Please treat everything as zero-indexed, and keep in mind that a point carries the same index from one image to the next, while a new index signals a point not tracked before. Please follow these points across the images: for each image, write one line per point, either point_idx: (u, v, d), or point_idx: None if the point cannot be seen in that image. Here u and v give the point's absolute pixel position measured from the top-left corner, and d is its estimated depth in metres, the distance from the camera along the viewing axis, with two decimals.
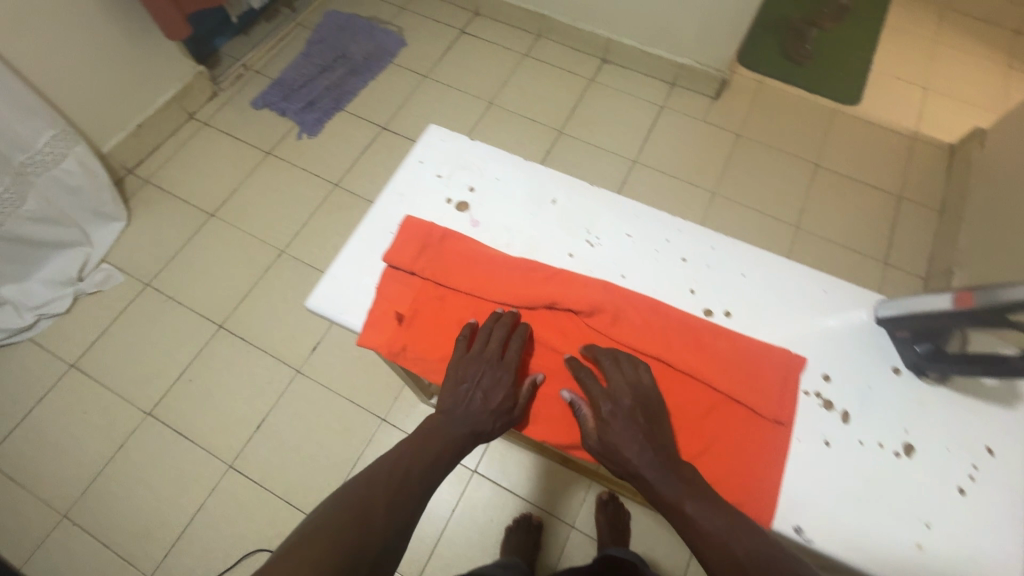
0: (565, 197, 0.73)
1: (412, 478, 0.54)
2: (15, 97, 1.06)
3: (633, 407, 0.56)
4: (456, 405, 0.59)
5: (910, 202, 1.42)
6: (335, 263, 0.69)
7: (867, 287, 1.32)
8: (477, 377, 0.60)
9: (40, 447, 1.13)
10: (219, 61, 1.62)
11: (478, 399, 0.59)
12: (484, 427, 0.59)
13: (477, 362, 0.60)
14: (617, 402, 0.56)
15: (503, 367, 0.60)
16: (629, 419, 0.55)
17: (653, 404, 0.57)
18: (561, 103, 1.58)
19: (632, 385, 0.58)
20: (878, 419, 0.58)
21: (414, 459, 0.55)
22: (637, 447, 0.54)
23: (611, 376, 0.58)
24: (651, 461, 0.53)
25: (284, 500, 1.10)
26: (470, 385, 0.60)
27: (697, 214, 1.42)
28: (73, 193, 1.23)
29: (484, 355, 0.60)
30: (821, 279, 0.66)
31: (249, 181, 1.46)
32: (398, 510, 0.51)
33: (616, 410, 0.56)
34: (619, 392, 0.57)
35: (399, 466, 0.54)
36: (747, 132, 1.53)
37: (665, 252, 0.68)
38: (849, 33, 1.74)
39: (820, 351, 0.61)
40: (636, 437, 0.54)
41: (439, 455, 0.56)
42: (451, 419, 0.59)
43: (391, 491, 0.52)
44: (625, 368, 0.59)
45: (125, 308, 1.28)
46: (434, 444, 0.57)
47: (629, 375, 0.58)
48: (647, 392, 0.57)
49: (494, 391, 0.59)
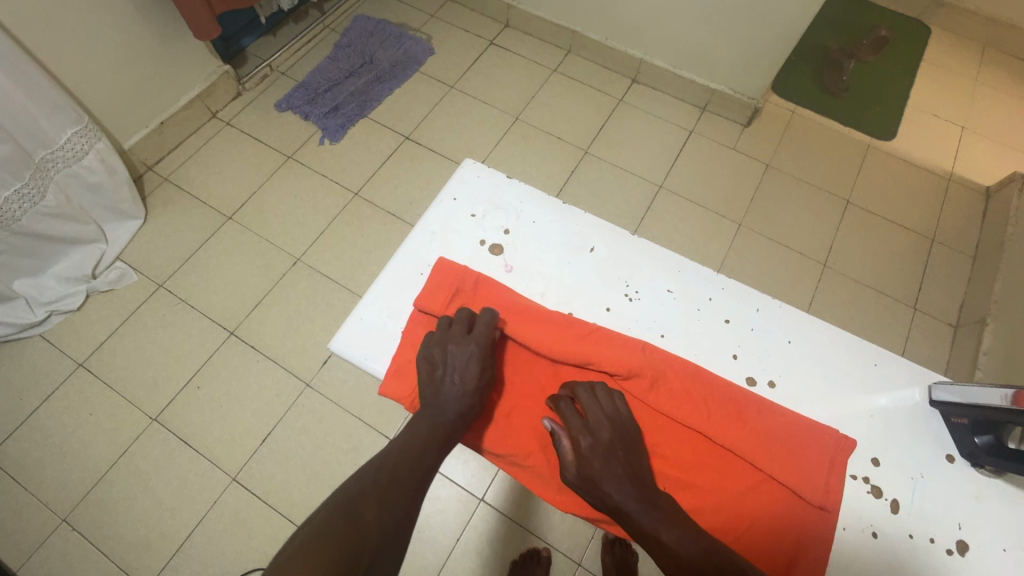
0: (604, 245, 0.74)
1: (400, 473, 0.54)
2: (41, 91, 1.04)
3: (610, 442, 0.59)
4: (435, 392, 0.62)
5: (943, 245, 1.38)
6: (362, 305, 0.71)
7: (895, 331, 1.27)
8: (450, 360, 0.64)
9: (43, 448, 1.12)
10: (245, 60, 1.61)
11: (454, 381, 0.63)
12: (469, 405, 0.62)
13: (445, 345, 0.65)
14: (597, 436, 0.60)
15: (471, 341, 0.65)
16: (608, 454, 0.59)
17: (628, 436, 0.61)
18: (588, 122, 1.55)
19: (608, 415, 0.62)
20: (932, 511, 0.58)
21: (400, 458, 0.56)
22: (620, 480, 0.57)
23: (590, 409, 0.62)
24: (632, 494, 0.56)
25: (286, 517, 1.08)
26: (442, 372, 0.63)
27: (724, 244, 1.37)
28: (93, 190, 1.22)
29: (449, 335, 0.65)
30: (872, 352, 0.66)
31: (269, 186, 1.44)
32: (389, 507, 0.50)
33: (596, 443, 0.59)
34: (596, 424, 0.60)
35: (386, 468, 0.54)
36: (776, 163, 1.49)
37: (706, 312, 0.70)
38: (885, 66, 1.70)
39: (871, 432, 0.62)
40: (616, 468, 0.58)
41: (427, 444, 0.58)
42: (434, 408, 0.61)
43: (383, 486, 0.52)
44: (598, 400, 0.63)
45: (137, 308, 1.27)
46: (420, 443, 0.58)
47: (606, 405, 0.62)
48: (622, 425, 0.61)
49: (468, 367, 0.64)
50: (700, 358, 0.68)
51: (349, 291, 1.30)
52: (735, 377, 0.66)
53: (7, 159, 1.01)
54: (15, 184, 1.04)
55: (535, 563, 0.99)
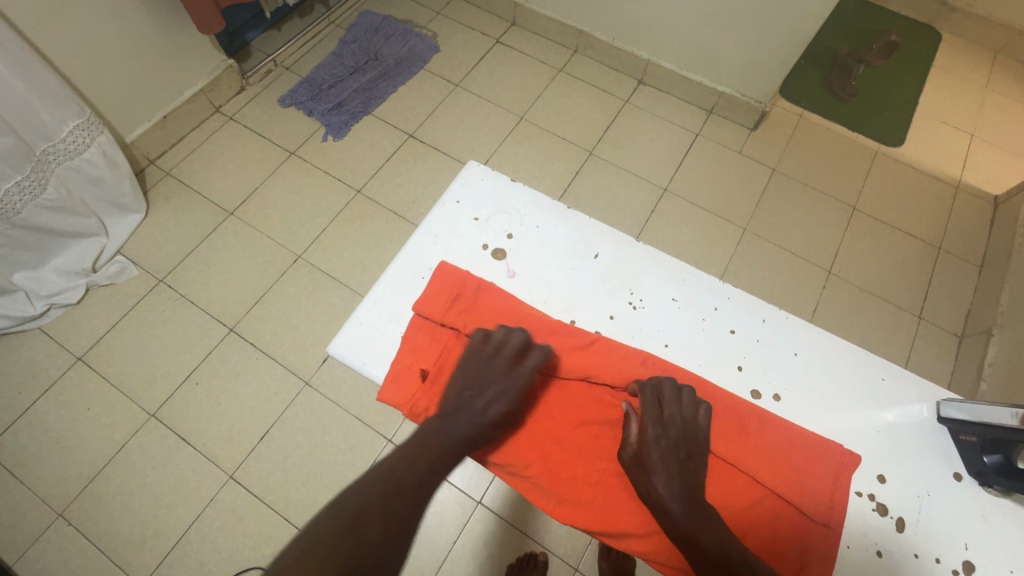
0: (608, 252, 0.73)
1: (406, 485, 0.52)
2: (43, 84, 1.04)
3: (678, 441, 0.59)
4: (457, 410, 0.61)
5: (949, 254, 1.37)
6: (362, 309, 0.70)
7: (899, 339, 1.26)
8: (483, 387, 0.63)
9: (41, 441, 1.11)
10: (249, 55, 1.60)
11: (478, 409, 0.62)
12: (480, 437, 0.61)
13: (483, 368, 0.64)
14: (667, 431, 0.59)
15: (513, 377, 0.64)
16: (670, 450, 0.59)
17: (698, 442, 0.60)
18: (594, 123, 1.54)
19: (683, 418, 0.60)
20: (939, 531, 0.58)
21: (407, 469, 0.53)
22: (670, 478, 0.57)
23: (670, 405, 0.61)
24: (677, 494, 0.57)
25: (283, 516, 1.07)
26: (473, 394, 0.62)
27: (728, 249, 1.36)
28: (95, 183, 1.21)
29: (494, 362, 0.64)
30: (879, 366, 0.66)
31: (271, 181, 1.43)
32: (393, 520, 0.48)
33: (662, 437, 0.59)
34: (670, 422, 0.60)
35: (393, 477, 0.52)
36: (783, 168, 1.48)
37: (712, 322, 0.69)
38: (895, 71, 1.69)
39: (876, 449, 0.61)
40: (671, 466, 0.58)
41: (438, 458, 0.56)
42: (449, 423, 0.60)
43: (388, 497, 0.50)
44: (681, 402, 0.61)
45: (137, 303, 1.26)
46: (427, 455, 0.56)
47: (686, 410, 0.61)
48: (694, 429, 0.60)
49: (497, 403, 0.62)
50: (704, 369, 0.67)
51: (349, 289, 1.30)
52: (740, 389, 0.66)
53: (8, 152, 1.00)
54: (15, 176, 1.04)
55: (532, 567, 0.98)
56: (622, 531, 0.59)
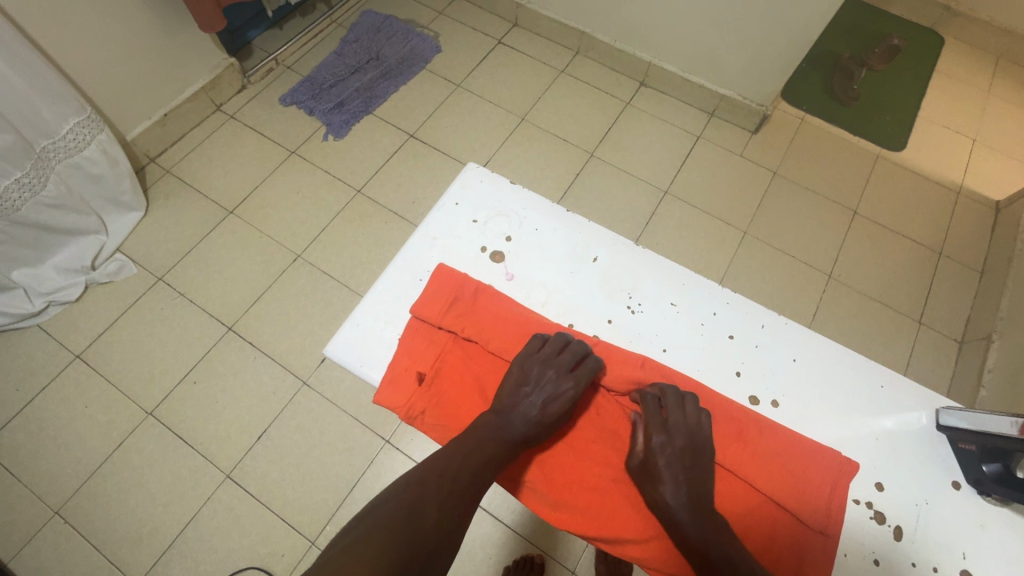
0: (607, 255, 0.73)
1: (462, 478, 0.55)
2: (45, 81, 1.03)
3: (684, 449, 0.58)
4: (512, 407, 0.61)
5: (950, 259, 1.36)
6: (359, 310, 0.70)
7: (898, 344, 1.26)
8: (541, 382, 0.62)
9: (38, 439, 1.11)
10: (251, 54, 1.60)
11: (535, 406, 0.61)
12: (534, 435, 0.60)
13: (542, 366, 0.63)
14: (672, 439, 0.59)
15: (572, 379, 0.62)
16: (677, 459, 0.58)
17: (704, 449, 0.59)
18: (595, 125, 1.53)
19: (687, 424, 0.60)
20: (937, 540, 0.57)
21: (464, 464, 0.56)
22: (678, 487, 0.57)
23: (674, 412, 0.60)
24: (686, 503, 0.56)
25: (279, 516, 1.07)
26: (530, 391, 0.61)
27: (728, 253, 1.35)
28: (95, 181, 1.21)
29: (553, 362, 0.63)
30: (879, 373, 0.65)
31: (271, 180, 1.43)
32: (448, 512, 0.52)
33: (667, 445, 0.58)
34: (674, 428, 0.59)
35: (449, 470, 0.55)
36: (784, 171, 1.47)
37: (711, 327, 0.69)
38: (897, 75, 1.68)
39: (873, 456, 0.61)
40: (678, 475, 0.57)
41: (493, 455, 0.57)
42: (502, 420, 0.60)
43: (444, 489, 0.53)
44: (682, 408, 0.61)
45: (136, 301, 1.26)
46: (483, 451, 0.57)
47: (690, 416, 0.60)
48: (700, 434, 0.60)
49: (554, 403, 0.61)
50: (702, 374, 0.67)
51: (349, 289, 1.29)
52: (738, 395, 0.65)
53: (8, 149, 1.00)
54: (16, 173, 1.04)
55: (528, 570, 0.97)
56: (618, 537, 0.59)
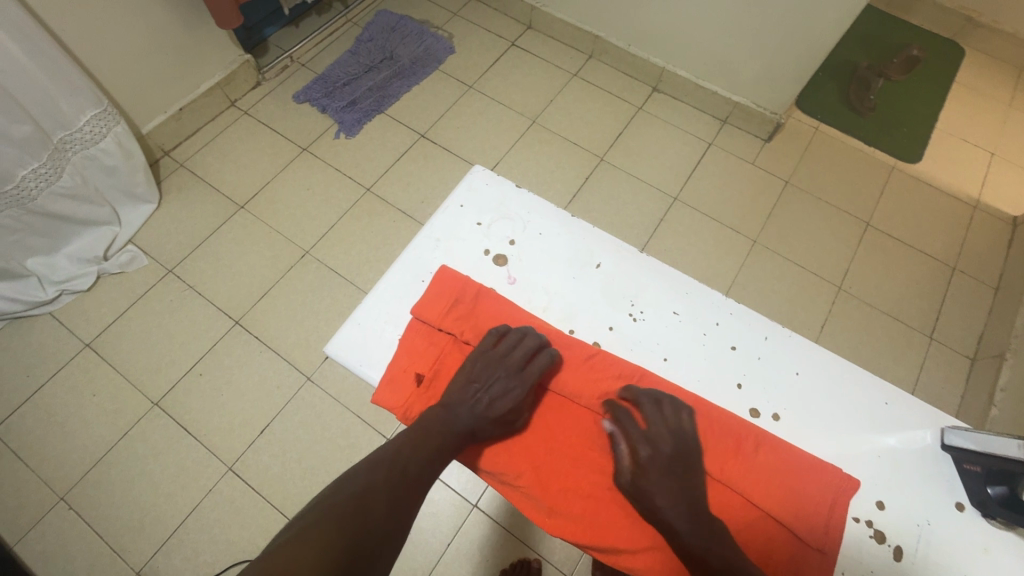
0: (610, 262, 0.73)
1: (410, 470, 0.57)
2: (62, 73, 1.05)
3: (671, 456, 0.58)
4: (460, 404, 0.62)
5: (964, 274, 1.34)
6: (361, 309, 0.70)
7: (908, 359, 1.24)
8: (489, 381, 0.62)
9: (47, 426, 1.13)
10: (266, 51, 1.62)
11: (484, 403, 0.61)
12: (484, 430, 0.61)
13: (494, 366, 0.63)
14: (657, 448, 0.59)
15: (521, 377, 0.63)
16: (667, 468, 0.58)
17: (691, 457, 0.59)
18: (606, 129, 1.53)
19: (670, 430, 0.60)
20: (937, 561, 0.57)
21: (411, 455, 0.58)
22: (672, 495, 0.56)
23: (654, 421, 0.60)
24: (682, 513, 0.55)
25: (279, 510, 1.08)
26: (479, 388, 0.62)
27: (736, 261, 1.34)
28: (109, 173, 1.23)
29: (505, 361, 0.64)
30: (883, 389, 0.64)
31: (282, 176, 1.44)
32: (396, 502, 0.54)
33: (655, 455, 0.59)
34: (656, 437, 0.59)
35: (398, 463, 0.57)
36: (797, 180, 1.46)
37: (713, 338, 0.68)
38: (915, 86, 1.66)
39: (876, 474, 0.60)
40: (671, 483, 0.57)
41: (439, 447, 0.59)
42: (451, 415, 0.61)
43: (392, 482, 0.55)
44: (666, 413, 0.61)
45: (146, 293, 1.28)
46: (431, 445, 0.59)
47: (671, 422, 0.61)
48: (684, 438, 0.60)
49: (501, 400, 0.62)
50: (702, 384, 0.66)
51: (355, 286, 1.30)
52: (739, 408, 0.65)
53: (26, 139, 1.03)
54: (32, 162, 1.06)
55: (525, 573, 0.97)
56: (614, 545, 0.58)
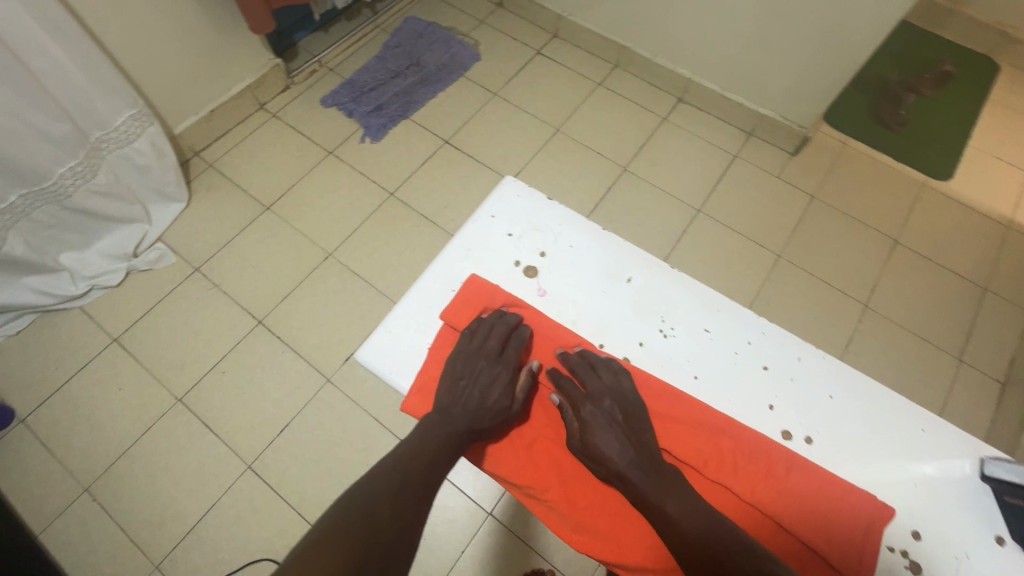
0: (641, 276, 0.73)
1: (413, 477, 0.58)
2: (100, 74, 1.08)
3: (611, 408, 0.63)
4: (454, 403, 0.64)
5: (995, 295, 1.31)
6: (391, 316, 0.71)
7: (936, 381, 1.21)
8: (476, 375, 0.66)
9: (74, 418, 1.15)
10: (296, 55, 1.65)
11: (475, 397, 0.64)
12: (481, 423, 0.63)
13: (475, 359, 0.66)
14: (598, 403, 0.63)
15: (501, 363, 0.67)
16: (608, 419, 0.62)
17: (630, 407, 0.63)
18: (630, 139, 1.52)
19: (610, 387, 0.64)
20: None
21: (413, 463, 0.59)
22: (616, 447, 0.60)
23: (591, 379, 0.64)
24: (632, 462, 0.59)
25: (295, 510, 1.09)
26: (466, 384, 0.65)
27: (759, 275, 1.33)
28: (141, 172, 1.26)
29: (483, 351, 0.67)
30: (919, 416, 0.63)
31: (308, 179, 1.46)
32: (402, 508, 0.55)
33: (596, 411, 0.63)
34: (598, 395, 0.63)
35: (402, 470, 0.58)
36: (823, 195, 1.44)
37: (745, 356, 0.68)
38: (948, 103, 1.63)
39: (915, 506, 0.59)
40: (616, 437, 0.61)
41: (438, 451, 0.61)
42: (447, 417, 0.63)
43: (396, 490, 0.56)
44: (604, 373, 0.65)
45: (172, 290, 1.30)
46: (433, 448, 0.61)
47: (608, 379, 0.64)
48: (624, 394, 0.64)
49: (490, 389, 0.65)
50: (732, 404, 0.65)
51: (376, 289, 1.31)
52: (770, 429, 0.64)
53: (63, 137, 1.06)
54: (68, 161, 1.10)
55: None
56: (639, 564, 0.58)
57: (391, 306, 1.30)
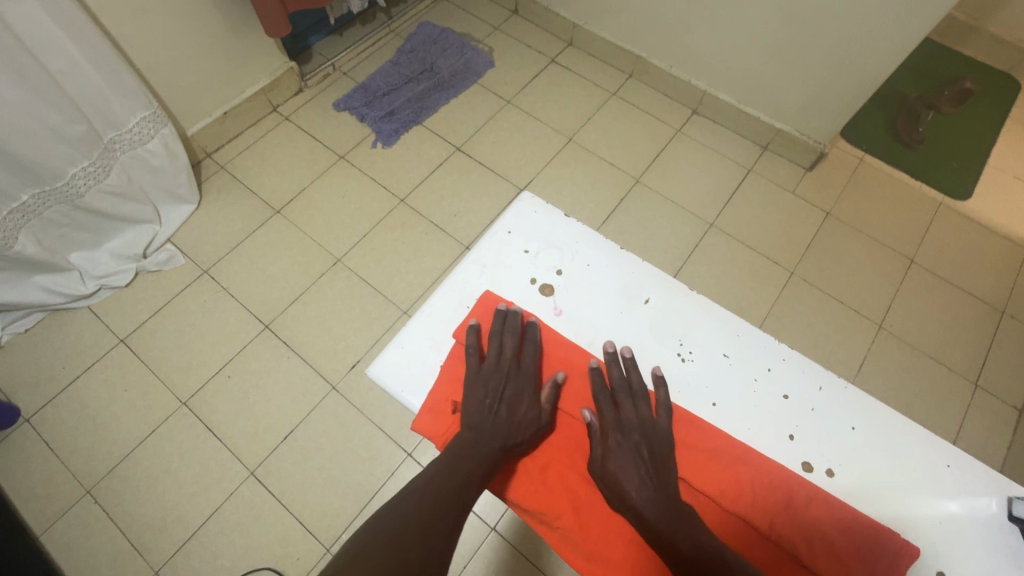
0: (658, 298, 0.71)
1: (444, 499, 0.57)
2: (117, 76, 1.08)
3: (639, 441, 0.62)
4: (483, 420, 0.63)
5: (1013, 318, 1.28)
6: (404, 332, 0.70)
7: (951, 405, 1.18)
8: (502, 395, 0.65)
9: (79, 418, 1.15)
10: (310, 58, 1.65)
11: (504, 411, 0.64)
12: (515, 438, 0.62)
13: (496, 375, 0.67)
14: (627, 434, 0.62)
15: (521, 375, 0.67)
16: (636, 450, 0.61)
17: (660, 444, 0.62)
18: (644, 150, 1.51)
19: (641, 420, 0.63)
20: None
21: (444, 485, 0.58)
22: (638, 478, 0.59)
23: (625, 406, 0.64)
24: (651, 500, 0.57)
25: (298, 519, 1.07)
26: (494, 403, 0.65)
27: (772, 292, 1.31)
28: (154, 172, 1.26)
29: (501, 366, 0.67)
30: (944, 451, 0.61)
31: (318, 184, 1.46)
32: (431, 535, 0.54)
33: (624, 441, 0.62)
34: (628, 425, 0.63)
35: (433, 492, 0.57)
36: (838, 212, 1.42)
37: (765, 384, 0.66)
38: (966, 121, 1.61)
39: (937, 542, 0.57)
40: (640, 467, 0.60)
41: (469, 474, 0.59)
42: (480, 435, 0.62)
43: (425, 517, 0.55)
44: (637, 403, 0.64)
45: (180, 292, 1.30)
46: (464, 467, 0.59)
47: (643, 412, 0.64)
48: (655, 431, 0.63)
49: (519, 407, 0.65)
50: (752, 434, 0.64)
51: (384, 297, 1.30)
52: (790, 460, 0.62)
53: (78, 138, 1.06)
54: (82, 161, 1.10)
55: None
56: None
57: (399, 313, 1.29)
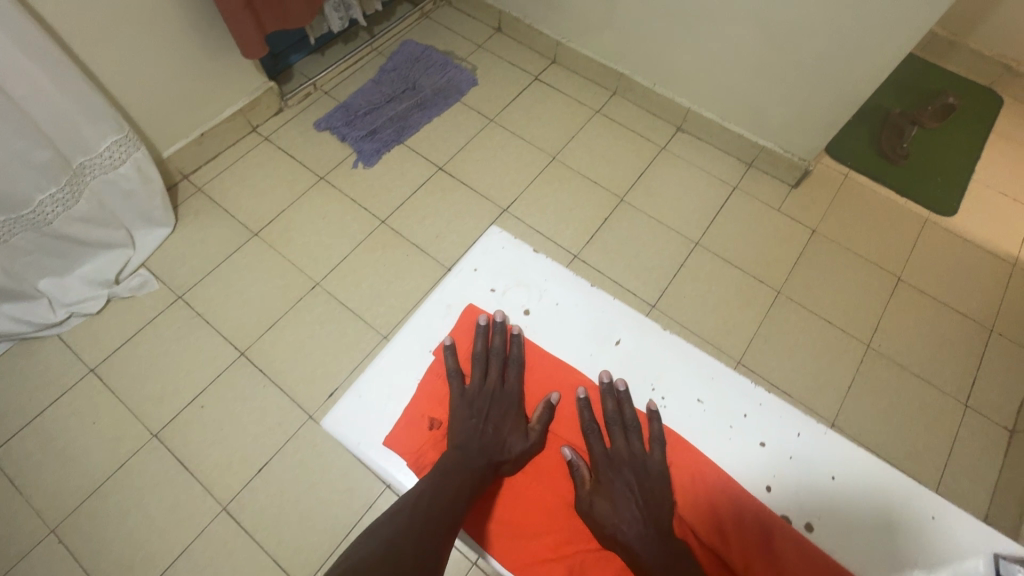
0: (630, 339, 0.69)
1: (436, 516, 0.55)
2: (86, 101, 1.06)
3: (631, 476, 0.61)
4: (471, 439, 0.62)
5: (1001, 336, 1.27)
6: (362, 380, 0.66)
7: (942, 427, 1.16)
8: (490, 415, 0.65)
9: (45, 452, 1.11)
10: (290, 77, 1.63)
11: (491, 432, 0.64)
12: (500, 456, 0.62)
13: (481, 394, 0.67)
14: (617, 472, 0.62)
15: (506, 395, 0.67)
16: (628, 486, 0.60)
17: (650, 480, 0.61)
18: (628, 169, 1.50)
19: (632, 455, 0.63)
20: None
21: (435, 499, 0.56)
22: (629, 515, 0.58)
23: (617, 440, 0.64)
24: (643, 535, 0.56)
25: (271, 556, 1.04)
26: (482, 424, 0.64)
27: (758, 311, 1.29)
28: (127, 197, 1.23)
29: (485, 387, 0.67)
30: (930, 501, 0.59)
31: (298, 205, 1.43)
32: (424, 549, 0.52)
33: (614, 478, 0.61)
34: (618, 461, 0.63)
35: (425, 506, 0.55)
36: (824, 229, 1.41)
37: (740, 430, 0.64)
38: (950, 136, 1.61)
39: None
40: (630, 505, 0.59)
41: (460, 489, 0.57)
42: (468, 454, 0.61)
43: (416, 533, 0.52)
44: (630, 438, 0.64)
45: (154, 318, 1.26)
46: (455, 482, 0.58)
47: (635, 447, 0.63)
48: (648, 466, 0.62)
49: (507, 429, 0.64)
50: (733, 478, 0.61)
51: (364, 322, 1.27)
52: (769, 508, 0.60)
53: (45, 164, 1.03)
54: (49, 187, 1.07)
55: None
56: None
57: (379, 338, 1.26)
